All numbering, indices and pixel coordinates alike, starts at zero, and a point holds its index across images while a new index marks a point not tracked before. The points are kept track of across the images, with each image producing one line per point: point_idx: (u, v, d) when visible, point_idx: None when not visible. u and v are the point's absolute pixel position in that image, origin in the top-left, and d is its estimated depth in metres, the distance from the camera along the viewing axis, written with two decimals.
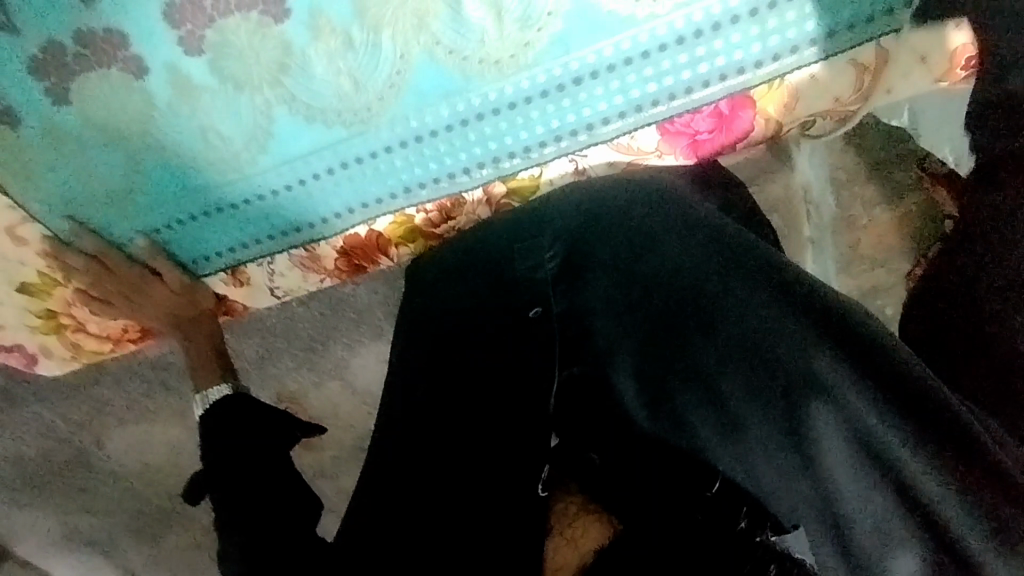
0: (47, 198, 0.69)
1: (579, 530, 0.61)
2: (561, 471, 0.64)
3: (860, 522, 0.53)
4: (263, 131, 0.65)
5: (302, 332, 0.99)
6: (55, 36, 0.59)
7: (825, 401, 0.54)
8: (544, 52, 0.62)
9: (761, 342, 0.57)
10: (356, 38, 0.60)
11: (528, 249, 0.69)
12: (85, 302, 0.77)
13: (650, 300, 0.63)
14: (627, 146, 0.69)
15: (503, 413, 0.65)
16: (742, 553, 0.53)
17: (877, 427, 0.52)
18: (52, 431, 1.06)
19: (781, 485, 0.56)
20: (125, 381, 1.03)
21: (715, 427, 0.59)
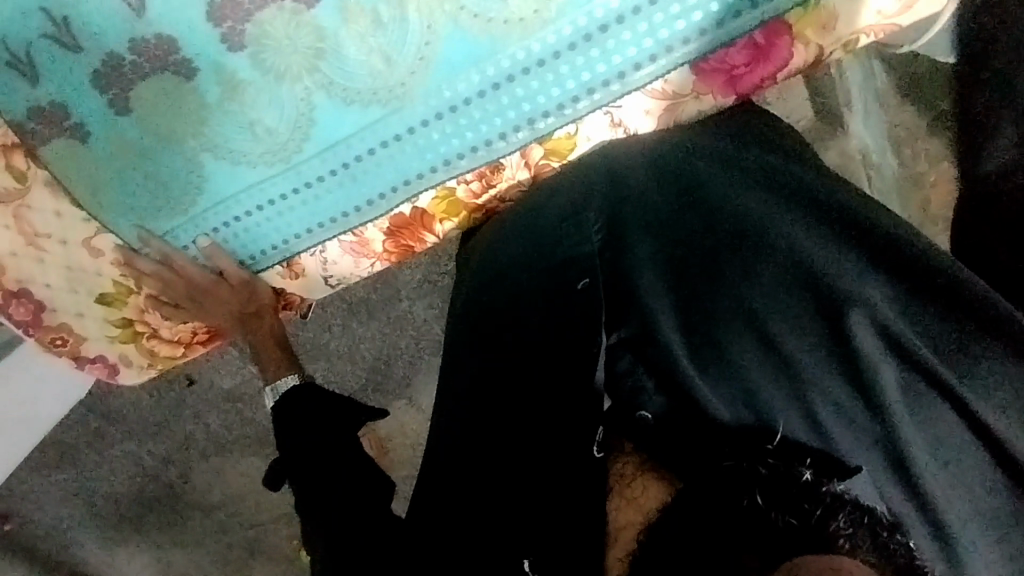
0: (118, 208, 0.74)
1: (639, 490, 0.60)
2: (617, 433, 0.63)
3: (909, 431, 0.57)
4: (306, 120, 0.68)
5: (365, 353, 1.14)
6: (113, 49, 0.64)
7: (857, 306, 0.60)
8: (567, 4, 0.62)
9: (803, 265, 0.62)
10: (385, 15, 0.62)
11: (574, 224, 0.69)
12: (157, 308, 0.82)
13: (702, 254, 0.66)
14: (661, 90, 0.69)
15: (554, 390, 0.63)
16: (800, 494, 0.51)
17: (893, 320, 0.59)
18: (143, 465, 1.17)
19: (834, 414, 0.59)
20: (207, 416, 1.15)
21: (773, 373, 0.60)
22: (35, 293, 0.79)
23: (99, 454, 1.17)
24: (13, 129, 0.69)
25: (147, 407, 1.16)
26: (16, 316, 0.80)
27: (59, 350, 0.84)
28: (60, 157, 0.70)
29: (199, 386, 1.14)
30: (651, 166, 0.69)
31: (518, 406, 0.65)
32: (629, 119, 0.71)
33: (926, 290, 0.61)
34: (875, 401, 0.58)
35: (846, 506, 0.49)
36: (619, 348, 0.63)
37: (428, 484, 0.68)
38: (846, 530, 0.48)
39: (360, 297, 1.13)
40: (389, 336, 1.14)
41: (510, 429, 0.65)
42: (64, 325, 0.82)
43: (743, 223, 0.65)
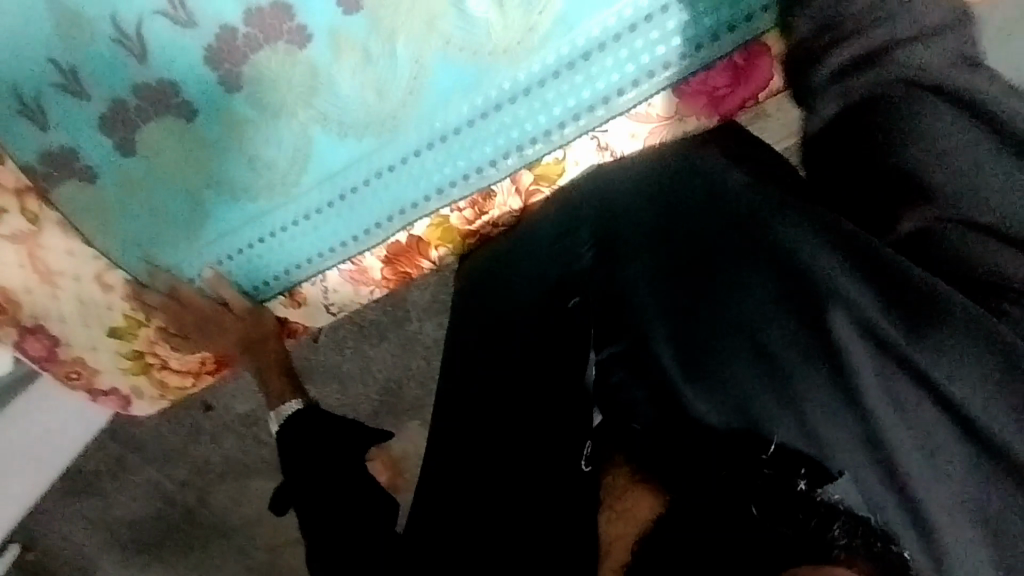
0: (126, 245, 0.77)
1: (631, 501, 0.56)
2: (608, 445, 0.59)
3: (894, 433, 0.54)
4: (302, 154, 0.70)
5: (377, 374, 1.16)
6: (118, 95, 0.67)
7: (838, 306, 0.58)
8: (549, 33, 0.64)
9: (790, 270, 0.61)
10: (374, 51, 0.64)
11: (564, 244, 0.71)
12: (166, 339, 0.84)
13: (691, 269, 0.65)
14: (646, 113, 0.70)
15: (546, 403, 0.63)
16: (794, 504, 0.49)
17: (877, 320, 0.56)
18: (163, 491, 1.20)
19: (831, 429, 0.55)
20: (222, 438, 1.18)
21: (763, 382, 0.58)
22: (49, 328, 0.82)
23: (120, 481, 1.20)
24: (25, 173, 0.72)
25: (165, 430, 1.18)
26: (32, 353, 0.83)
27: (74, 382, 0.86)
28: (72, 198, 0.74)
29: (215, 412, 1.17)
30: (639, 186, 0.71)
31: (516, 418, 0.66)
32: (616, 143, 0.72)
33: (897, 289, 0.57)
34: (859, 405, 0.55)
35: (842, 516, 0.48)
36: (609, 363, 0.62)
37: (426, 497, 0.70)
38: (842, 540, 0.46)
39: (371, 320, 1.15)
40: (400, 358, 1.15)
41: (507, 441, 0.66)
42: (78, 359, 0.85)
43: (730, 243, 0.64)
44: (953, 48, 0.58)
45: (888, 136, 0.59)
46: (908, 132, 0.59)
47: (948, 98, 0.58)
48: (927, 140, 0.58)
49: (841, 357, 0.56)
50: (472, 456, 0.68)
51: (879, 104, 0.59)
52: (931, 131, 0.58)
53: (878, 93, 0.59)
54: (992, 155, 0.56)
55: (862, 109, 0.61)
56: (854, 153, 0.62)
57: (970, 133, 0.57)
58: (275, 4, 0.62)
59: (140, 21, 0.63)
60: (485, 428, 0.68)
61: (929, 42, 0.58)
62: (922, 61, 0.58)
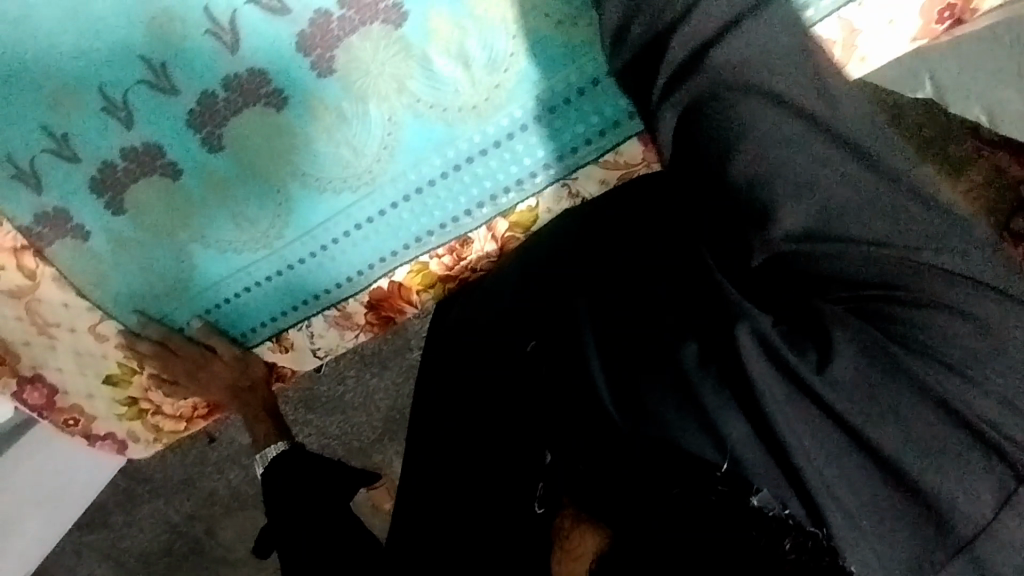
0: (118, 298, 0.79)
1: (575, 540, 0.55)
2: (555, 487, 0.56)
3: (804, 446, 0.48)
4: (284, 209, 0.73)
5: (380, 403, 1.18)
6: (107, 157, 0.70)
7: (744, 324, 0.51)
8: (515, 89, 0.68)
9: (716, 291, 0.55)
10: (347, 111, 0.67)
11: (519, 291, 0.72)
12: (159, 385, 0.87)
13: (607, 294, 0.61)
14: (615, 161, 0.73)
15: (506, 450, 0.65)
16: (748, 524, 0.46)
17: (779, 344, 0.50)
18: (170, 524, 1.22)
19: (759, 460, 0.48)
20: (227, 470, 1.20)
21: (680, 407, 0.50)
22: (48, 377, 0.85)
23: (128, 514, 1.22)
24: (22, 233, 0.75)
25: (172, 464, 1.21)
26: (31, 401, 0.86)
27: (72, 429, 0.89)
28: (65, 255, 0.76)
29: (220, 443, 1.19)
30: (575, 216, 0.73)
31: (481, 454, 0.68)
32: (587, 188, 0.75)
33: (800, 312, 0.54)
34: (763, 422, 0.48)
35: (791, 531, 0.45)
36: (557, 385, 0.57)
37: (411, 535, 0.73)
38: (792, 555, 0.45)
39: (371, 350, 1.16)
40: (402, 386, 1.18)
41: (477, 478, 0.68)
42: (75, 406, 0.87)
43: (638, 275, 0.63)
44: (771, 50, 0.56)
45: (721, 150, 0.56)
46: (745, 134, 0.55)
47: (764, 99, 0.56)
48: (762, 143, 0.55)
49: (741, 372, 0.49)
50: (445, 492, 0.71)
51: (707, 108, 0.57)
52: (765, 131, 0.55)
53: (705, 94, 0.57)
54: (826, 157, 0.54)
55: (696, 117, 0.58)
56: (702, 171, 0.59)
57: (803, 134, 0.55)
58: (252, 71, 0.65)
59: (126, 91, 0.66)
60: (456, 463, 0.71)
61: (741, 36, 0.56)
62: (742, 58, 0.56)
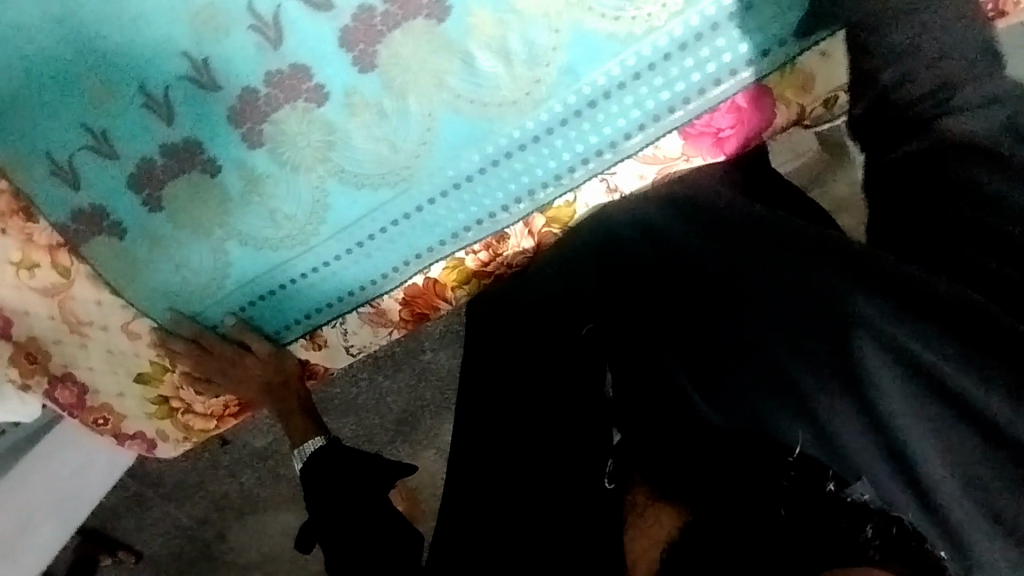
0: (154, 296, 0.79)
1: (651, 521, 0.58)
2: (628, 467, 0.62)
3: (906, 431, 0.53)
4: (321, 206, 0.73)
5: (392, 406, 1.16)
6: (146, 154, 0.70)
7: (865, 331, 0.55)
8: (555, 84, 0.67)
9: (821, 289, 0.59)
10: (388, 108, 0.67)
11: (575, 276, 0.73)
12: (192, 383, 0.86)
13: (687, 286, 0.65)
14: (653, 155, 0.72)
15: (564, 438, 0.67)
16: (836, 512, 0.46)
17: (907, 341, 0.54)
18: (182, 527, 1.21)
19: (855, 447, 0.53)
20: (239, 472, 1.19)
21: (772, 395, 0.57)
22: (78, 376, 0.84)
23: (139, 516, 1.21)
24: (58, 230, 0.75)
25: (185, 467, 1.20)
26: (60, 401, 0.85)
27: (100, 428, 0.88)
28: (100, 252, 0.76)
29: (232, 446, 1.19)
30: (639, 220, 0.72)
31: (534, 443, 0.69)
32: (624, 184, 0.74)
33: (927, 302, 0.55)
34: (868, 406, 0.54)
35: (874, 515, 0.45)
36: (629, 380, 0.64)
37: (446, 524, 0.72)
38: (876, 541, 0.44)
39: (384, 352, 1.16)
40: (414, 387, 1.16)
41: (529, 472, 0.69)
42: (105, 405, 0.87)
43: (736, 271, 0.63)
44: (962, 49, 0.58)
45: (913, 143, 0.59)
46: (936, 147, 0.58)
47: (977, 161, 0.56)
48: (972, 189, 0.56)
49: (852, 368, 0.55)
50: (487, 489, 0.71)
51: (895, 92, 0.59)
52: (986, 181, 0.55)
53: (942, 146, 0.57)
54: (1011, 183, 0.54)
55: (926, 152, 0.58)
56: (914, 184, 0.60)
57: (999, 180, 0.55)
58: (294, 66, 0.65)
59: (166, 87, 0.66)
60: (497, 459, 0.71)
61: (978, 113, 0.57)
62: (987, 135, 0.56)
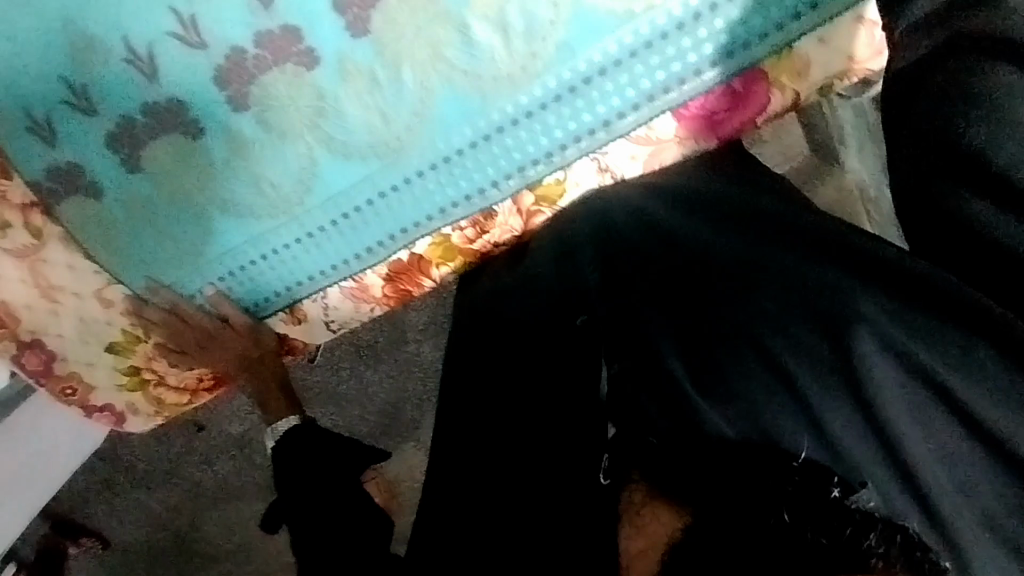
0: (131, 261, 0.77)
1: (648, 518, 0.58)
2: (623, 459, 0.61)
3: (904, 430, 0.53)
4: (308, 174, 0.71)
5: (376, 397, 1.12)
6: (128, 113, 0.68)
7: (865, 327, 0.55)
8: (551, 59, 0.66)
9: (822, 282, 0.58)
10: (380, 76, 0.66)
11: (569, 267, 0.71)
12: (165, 355, 0.84)
13: (683, 277, 0.64)
14: (646, 136, 0.72)
15: (561, 425, 0.65)
16: (839, 517, 0.49)
17: (905, 342, 0.54)
18: (152, 515, 1.16)
19: (852, 446, 0.54)
20: (214, 460, 1.15)
21: (771, 388, 0.57)
22: (47, 344, 0.81)
23: (108, 504, 1.17)
24: (32, 188, 0.72)
25: (157, 451, 1.16)
26: (28, 367, 0.81)
27: (69, 400, 0.85)
28: (76, 214, 0.74)
29: (207, 432, 1.16)
30: (637, 212, 0.70)
31: (523, 433, 0.68)
32: (615, 164, 0.74)
33: (930, 302, 0.54)
34: (864, 401, 0.54)
35: (879, 524, 0.48)
36: (620, 378, 0.63)
37: (428, 516, 0.70)
38: (879, 548, 0.47)
39: (366, 341, 1.12)
40: (397, 378, 1.12)
41: (518, 462, 0.67)
42: (73, 374, 0.83)
43: (738, 261, 0.63)
44: None
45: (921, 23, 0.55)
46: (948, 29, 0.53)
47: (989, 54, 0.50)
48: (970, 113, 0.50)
49: (850, 364, 0.55)
50: (472, 482, 0.69)
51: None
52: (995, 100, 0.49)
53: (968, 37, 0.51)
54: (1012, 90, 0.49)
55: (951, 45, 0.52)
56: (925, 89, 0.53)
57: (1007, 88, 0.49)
58: (285, 27, 0.64)
59: (151, 43, 0.64)
60: (486, 446, 0.69)
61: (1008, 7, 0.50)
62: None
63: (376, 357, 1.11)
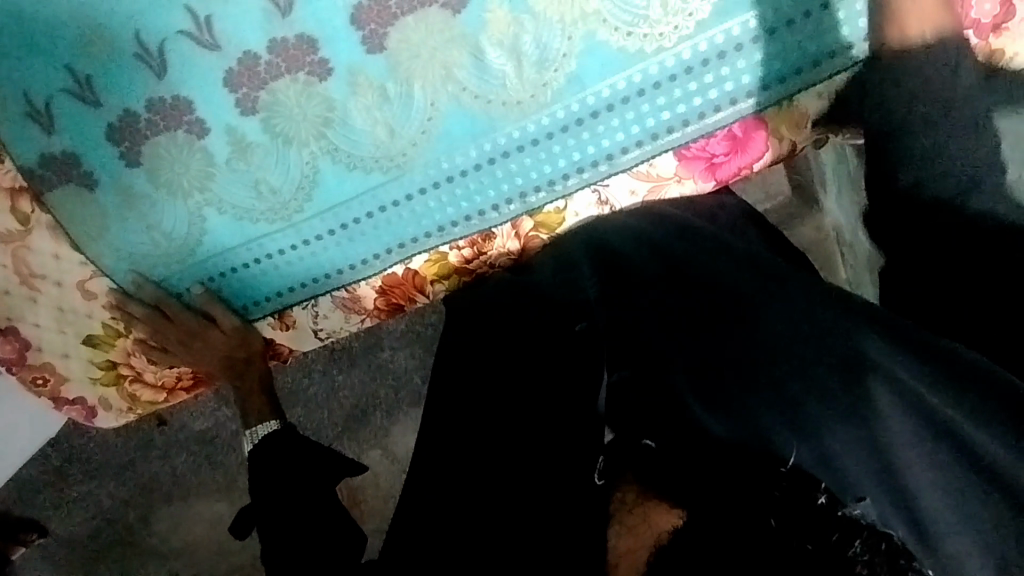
0: (117, 255, 0.76)
1: (641, 518, 0.54)
2: (617, 463, 0.59)
3: (911, 470, 0.54)
4: (309, 182, 0.71)
5: (343, 401, 1.09)
6: (130, 105, 0.67)
7: (879, 376, 0.56)
8: (561, 91, 0.68)
9: (833, 322, 0.60)
10: (391, 91, 0.67)
11: (570, 279, 0.72)
12: (145, 351, 0.82)
13: (685, 300, 0.67)
14: (646, 173, 0.74)
15: (555, 434, 0.63)
16: (824, 524, 0.49)
17: (918, 389, 0.55)
18: (102, 511, 1.11)
19: (853, 475, 0.54)
20: (173, 458, 1.10)
21: (773, 408, 0.57)
22: (23, 331, 0.80)
23: (56, 495, 1.11)
24: (23, 174, 0.71)
25: (113, 446, 1.10)
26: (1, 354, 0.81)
27: (39, 390, 0.83)
28: (65, 203, 0.72)
29: (168, 427, 1.09)
30: (639, 239, 0.74)
31: (513, 437, 0.67)
32: (615, 198, 0.76)
33: (941, 359, 0.56)
34: (869, 436, 0.55)
35: (864, 531, 0.48)
36: (620, 387, 0.64)
37: (406, 521, 0.70)
38: (864, 556, 0.47)
39: (343, 345, 1.09)
40: (368, 386, 1.09)
41: (504, 468, 0.66)
42: (46, 364, 0.82)
43: (739, 290, 0.65)
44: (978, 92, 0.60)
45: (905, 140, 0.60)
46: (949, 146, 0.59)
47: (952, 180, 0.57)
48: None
49: (865, 402, 0.56)
50: (460, 487, 0.69)
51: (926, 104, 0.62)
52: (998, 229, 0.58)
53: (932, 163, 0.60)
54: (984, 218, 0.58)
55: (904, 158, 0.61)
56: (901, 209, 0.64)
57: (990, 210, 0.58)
58: (301, 37, 0.64)
59: (164, 40, 0.64)
60: (475, 451, 0.70)
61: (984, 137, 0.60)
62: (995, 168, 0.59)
63: (349, 362, 1.09)
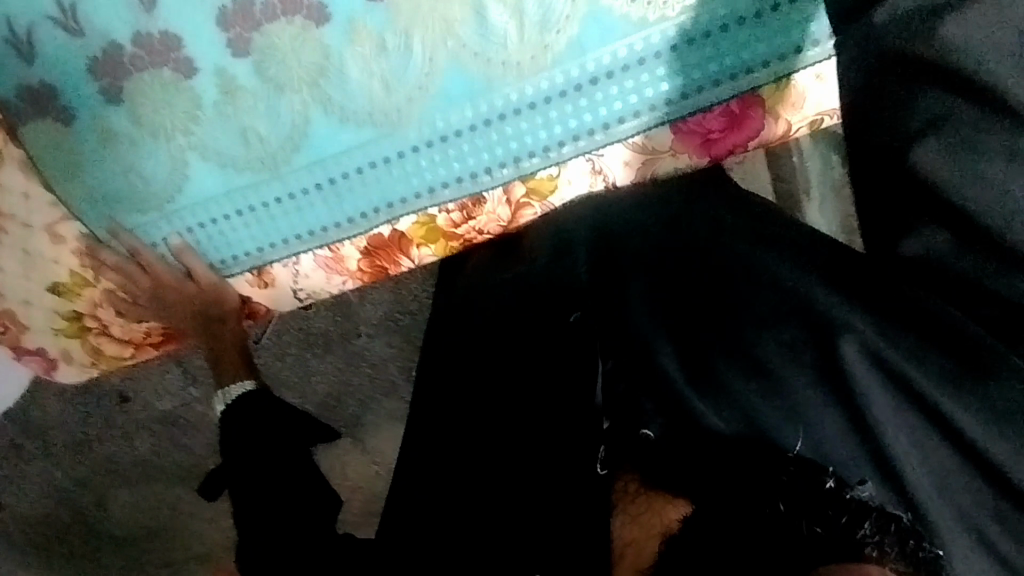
0: (91, 198, 0.73)
1: (642, 507, 0.60)
2: (618, 450, 0.62)
3: (888, 432, 0.58)
4: (299, 132, 0.69)
5: (317, 387, 1.06)
6: (116, 38, 0.64)
7: (850, 339, 0.61)
8: (562, 55, 0.67)
9: (809, 300, 0.64)
10: (389, 43, 0.65)
11: (561, 263, 0.76)
12: (113, 302, 0.79)
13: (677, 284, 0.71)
14: (642, 145, 0.73)
15: (549, 414, 0.66)
16: (825, 503, 0.52)
17: (887, 353, 0.60)
18: (57, 488, 1.06)
19: (834, 447, 0.59)
20: (134, 437, 1.05)
21: (751, 380, 0.63)
22: None
23: (11, 468, 1.07)
24: None
25: (73, 419, 1.05)
26: None
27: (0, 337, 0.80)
28: (40, 139, 0.69)
29: (131, 405, 1.05)
30: (638, 226, 0.77)
31: (508, 417, 0.69)
32: (609, 168, 0.75)
33: (911, 317, 0.61)
34: (846, 402, 0.60)
35: (873, 514, 0.51)
36: (611, 374, 0.66)
37: (405, 491, 0.72)
38: (873, 537, 0.49)
39: (318, 329, 1.05)
40: (342, 372, 1.06)
41: (502, 446, 0.68)
42: (8, 312, 0.78)
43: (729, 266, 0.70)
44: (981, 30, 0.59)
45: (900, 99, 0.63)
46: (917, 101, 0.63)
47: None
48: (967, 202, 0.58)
49: (838, 369, 0.60)
50: (455, 464, 0.70)
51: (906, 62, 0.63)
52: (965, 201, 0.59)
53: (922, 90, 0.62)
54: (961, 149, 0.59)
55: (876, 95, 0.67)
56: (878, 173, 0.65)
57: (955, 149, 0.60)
58: None
59: None
60: (468, 427, 0.71)
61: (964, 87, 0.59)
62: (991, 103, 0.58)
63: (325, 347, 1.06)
